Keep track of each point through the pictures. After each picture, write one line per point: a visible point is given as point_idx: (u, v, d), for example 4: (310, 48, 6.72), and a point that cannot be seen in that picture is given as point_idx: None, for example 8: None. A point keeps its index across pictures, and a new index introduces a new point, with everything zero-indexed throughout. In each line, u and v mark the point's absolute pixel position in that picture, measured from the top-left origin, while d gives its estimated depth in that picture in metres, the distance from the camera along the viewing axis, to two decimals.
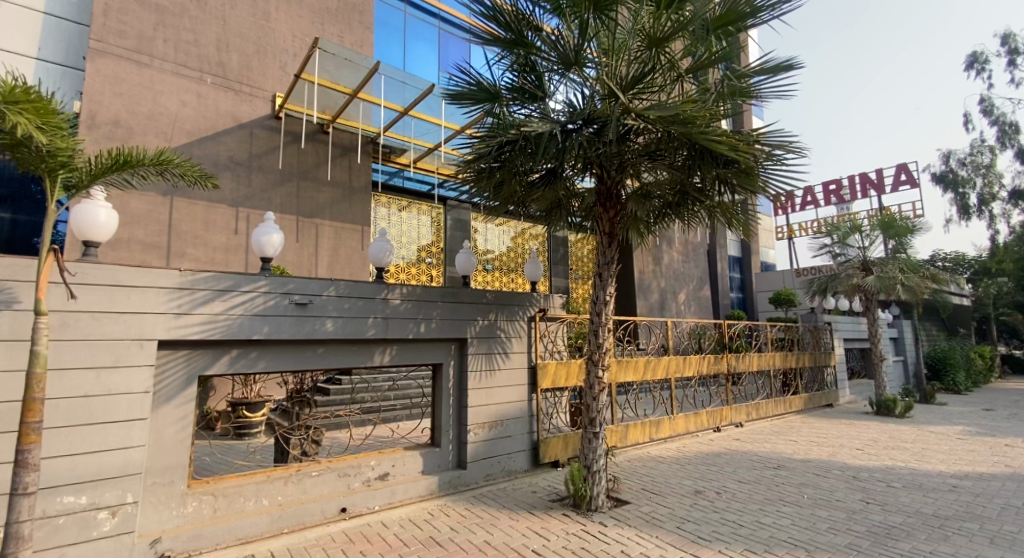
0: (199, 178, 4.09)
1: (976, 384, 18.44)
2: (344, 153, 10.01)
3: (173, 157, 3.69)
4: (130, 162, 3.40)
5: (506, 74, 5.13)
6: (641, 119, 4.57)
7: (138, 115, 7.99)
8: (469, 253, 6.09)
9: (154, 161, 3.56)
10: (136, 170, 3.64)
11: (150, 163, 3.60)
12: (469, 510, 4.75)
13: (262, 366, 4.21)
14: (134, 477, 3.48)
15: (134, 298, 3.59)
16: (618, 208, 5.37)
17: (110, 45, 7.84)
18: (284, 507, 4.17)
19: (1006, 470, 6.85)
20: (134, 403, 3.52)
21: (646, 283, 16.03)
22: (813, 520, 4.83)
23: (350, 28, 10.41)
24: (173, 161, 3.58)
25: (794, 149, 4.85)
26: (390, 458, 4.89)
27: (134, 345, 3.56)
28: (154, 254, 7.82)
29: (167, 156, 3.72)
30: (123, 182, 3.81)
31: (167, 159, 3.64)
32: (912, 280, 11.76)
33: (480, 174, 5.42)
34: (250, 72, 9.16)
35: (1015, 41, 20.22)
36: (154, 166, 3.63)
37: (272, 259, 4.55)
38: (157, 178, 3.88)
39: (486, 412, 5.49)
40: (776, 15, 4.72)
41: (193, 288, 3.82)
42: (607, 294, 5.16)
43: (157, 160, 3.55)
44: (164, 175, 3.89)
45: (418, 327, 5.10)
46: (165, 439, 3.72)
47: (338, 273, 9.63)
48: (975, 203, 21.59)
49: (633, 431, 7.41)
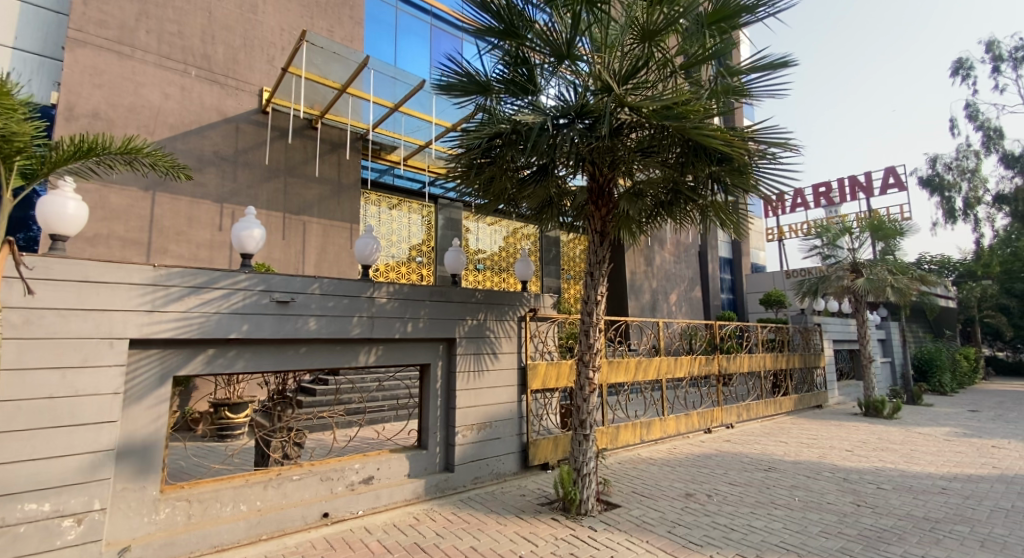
0: (171, 167, 4.15)
1: (961, 385, 18.61)
2: (332, 150, 9.84)
3: (142, 146, 3.70)
4: (95, 150, 3.37)
5: (497, 66, 4.98)
6: (633, 113, 4.48)
7: (119, 107, 7.78)
8: (458, 250, 5.92)
9: (122, 149, 3.54)
10: (102, 158, 3.62)
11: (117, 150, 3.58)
12: (455, 514, 4.63)
13: (241, 366, 4.06)
14: (102, 483, 3.32)
15: (104, 293, 3.43)
16: (610, 206, 5.25)
17: (90, 35, 7.62)
18: (263, 513, 4.02)
19: (994, 472, 6.85)
20: (103, 406, 3.36)
21: (638, 283, 16.02)
22: (804, 523, 4.77)
23: (341, 23, 10.24)
24: (143, 151, 3.53)
25: (788, 146, 4.74)
26: (374, 461, 4.76)
27: (104, 343, 3.41)
28: (134, 251, 7.62)
29: (138, 146, 3.71)
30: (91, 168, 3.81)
31: (136, 148, 3.63)
32: (901, 282, 11.80)
33: (469, 169, 5.28)
34: (237, 65, 8.96)
35: (1000, 47, 20.56)
36: (120, 155, 3.61)
37: (252, 255, 4.38)
38: (127, 167, 3.86)
39: (475, 413, 5.37)
40: (771, 13, 4.66)
41: (167, 284, 3.68)
42: (599, 294, 5.07)
43: (125, 148, 3.51)
44: (133, 164, 3.88)
45: (405, 327, 4.96)
46: (135, 442, 3.56)
47: (326, 271, 9.47)
48: (961, 206, 21.87)
49: (624, 433, 7.33)
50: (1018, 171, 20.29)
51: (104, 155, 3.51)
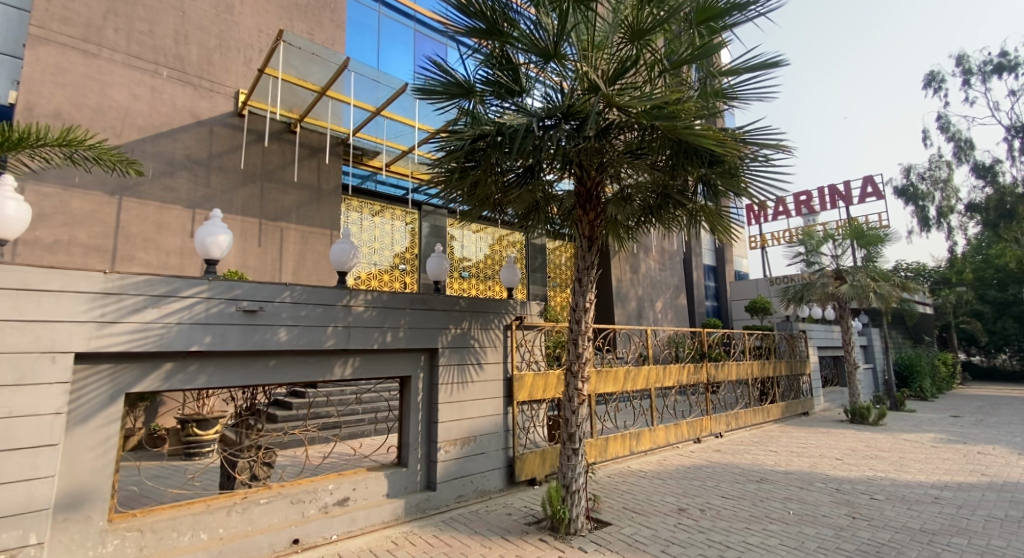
0: (117, 162, 4.94)
1: (940, 391, 18.77)
2: (312, 154, 9.55)
3: (79, 137, 4.47)
4: (25, 142, 4.09)
5: (480, 69, 4.75)
6: (622, 113, 4.29)
7: (83, 108, 7.40)
8: (441, 257, 5.69)
9: (56, 141, 4.27)
10: (34, 149, 4.36)
11: (52, 142, 4.32)
12: (437, 537, 4.34)
13: (204, 381, 3.75)
14: (38, 515, 2.98)
15: (46, 303, 3.11)
16: (599, 210, 5.04)
17: (53, 33, 7.27)
18: (225, 542, 3.69)
19: (984, 479, 6.77)
20: (43, 429, 3.04)
21: (624, 291, 15.91)
22: (801, 538, 4.59)
23: (321, 26, 9.99)
24: (68, 141, 4.18)
25: (782, 147, 4.56)
26: (350, 481, 4.46)
27: (44, 359, 3.09)
28: (97, 258, 7.23)
29: (74, 140, 4.38)
30: (26, 158, 4.48)
31: (71, 141, 4.36)
32: (884, 289, 11.75)
33: (451, 174, 5.07)
34: (212, 67, 8.65)
35: (970, 60, 21.14)
36: (58, 145, 4.35)
37: (218, 262, 4.07)
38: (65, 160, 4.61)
39: (458, 428, 5.11)
40: (760, 12, 4.43)
41: (120, 293, 3.37)
42: (588, 301, 4.85)
43: (55, 139, 4.18)
44: (73, 159, 4.63)
45: (384, 337, 4.69)
46: (79, 468, 3.22)
47: (304, 279, 9.15)
48: (935, 215, 22.31)
49: (612, 445, 7.13)
50: (989, 181, 20.77)
51: (38, 146, 4.25)
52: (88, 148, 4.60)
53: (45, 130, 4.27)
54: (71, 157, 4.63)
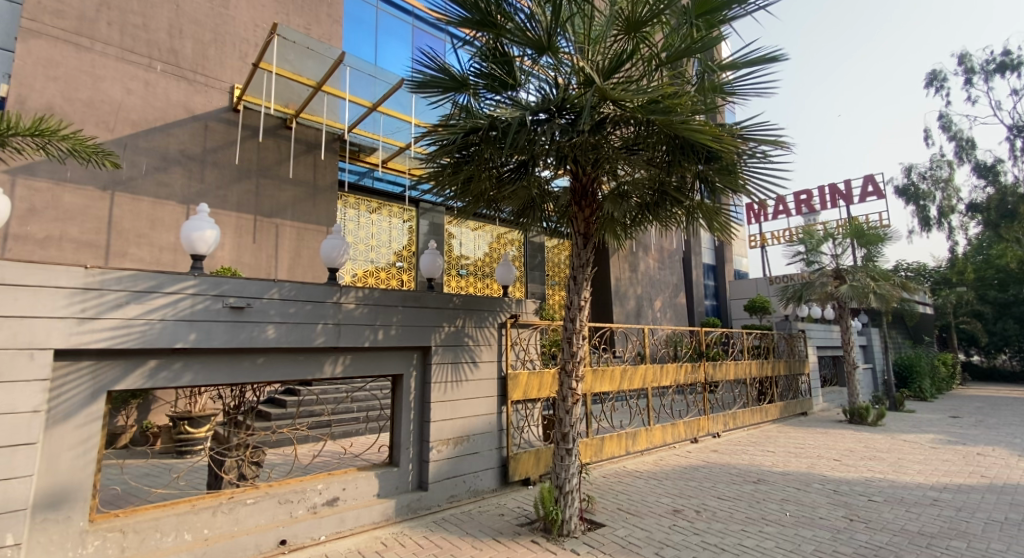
0: (93, 154, 4.86)
1: (938, 391, 18.71)
2: (308, 150, 9.47)
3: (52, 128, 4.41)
4: None
5: (473, 62, 4.67)
6: (618, 108, 4.24)
7: (76, 102, 7.31)
8: (434, 254, 5.60)
9: (27, 131, 4.22)
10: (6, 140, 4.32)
11: (23, 132, 4.26)
12: (427, 538, 4.28)
13: (189, 379, 3.68)
14: (15, 515, 2.92)
15: (24, 299, 3.04)
16: (594, 207, 4.96)
17: (45, 25, 7.18)
18: (210, 543, 3.63)
19: (983, 481, 6.70)
20: (20, 427, 2.97)
21: (623, 290, 15.84)
22: (798, 541, 4.52)
23: (317, 21, 9.90)
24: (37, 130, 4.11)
25: (781, 144, 4.48)
26: (340, 481, 4.40)
27: (22, 356, 3.02)
28: (90, 254, 7.16)
29: (47, 130, 4.33)
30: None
31: (43, 131, 4.31)
32: (884, 289, 11.66)
33: (444, 169, 5.00)
34: (207, 61, 8.56)
35: (972, 60, 21.03)
36: (29, 136, 4.29)
37: (204, 257, 4.00)
38: (39, 152, 4.57)
39: (451, 427, 5.04)
40: (760, 5, 4.32)
41: (103, 289, 3.31)
42: (583, 299, 4.77)
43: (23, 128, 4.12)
44: (46, 149, 4.59)
45: (376, 334, 4.63)
46: (59, 467, 3.16)
47: (299, 276, 9.08)
48: (935, 215, 22.22)
49: (608, 445, 7.07)
50: (990, 181, 20.69)
51: (9, 136, 4.21)
52: (63, 138, 4.54)
53: (16, 120, 4.23)
54: (44, 149, 4.57)
